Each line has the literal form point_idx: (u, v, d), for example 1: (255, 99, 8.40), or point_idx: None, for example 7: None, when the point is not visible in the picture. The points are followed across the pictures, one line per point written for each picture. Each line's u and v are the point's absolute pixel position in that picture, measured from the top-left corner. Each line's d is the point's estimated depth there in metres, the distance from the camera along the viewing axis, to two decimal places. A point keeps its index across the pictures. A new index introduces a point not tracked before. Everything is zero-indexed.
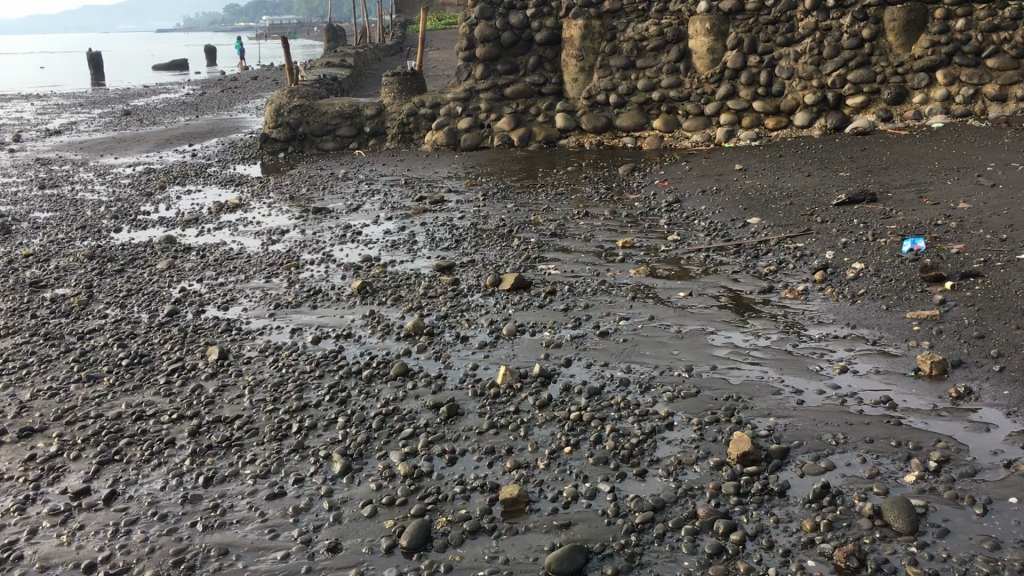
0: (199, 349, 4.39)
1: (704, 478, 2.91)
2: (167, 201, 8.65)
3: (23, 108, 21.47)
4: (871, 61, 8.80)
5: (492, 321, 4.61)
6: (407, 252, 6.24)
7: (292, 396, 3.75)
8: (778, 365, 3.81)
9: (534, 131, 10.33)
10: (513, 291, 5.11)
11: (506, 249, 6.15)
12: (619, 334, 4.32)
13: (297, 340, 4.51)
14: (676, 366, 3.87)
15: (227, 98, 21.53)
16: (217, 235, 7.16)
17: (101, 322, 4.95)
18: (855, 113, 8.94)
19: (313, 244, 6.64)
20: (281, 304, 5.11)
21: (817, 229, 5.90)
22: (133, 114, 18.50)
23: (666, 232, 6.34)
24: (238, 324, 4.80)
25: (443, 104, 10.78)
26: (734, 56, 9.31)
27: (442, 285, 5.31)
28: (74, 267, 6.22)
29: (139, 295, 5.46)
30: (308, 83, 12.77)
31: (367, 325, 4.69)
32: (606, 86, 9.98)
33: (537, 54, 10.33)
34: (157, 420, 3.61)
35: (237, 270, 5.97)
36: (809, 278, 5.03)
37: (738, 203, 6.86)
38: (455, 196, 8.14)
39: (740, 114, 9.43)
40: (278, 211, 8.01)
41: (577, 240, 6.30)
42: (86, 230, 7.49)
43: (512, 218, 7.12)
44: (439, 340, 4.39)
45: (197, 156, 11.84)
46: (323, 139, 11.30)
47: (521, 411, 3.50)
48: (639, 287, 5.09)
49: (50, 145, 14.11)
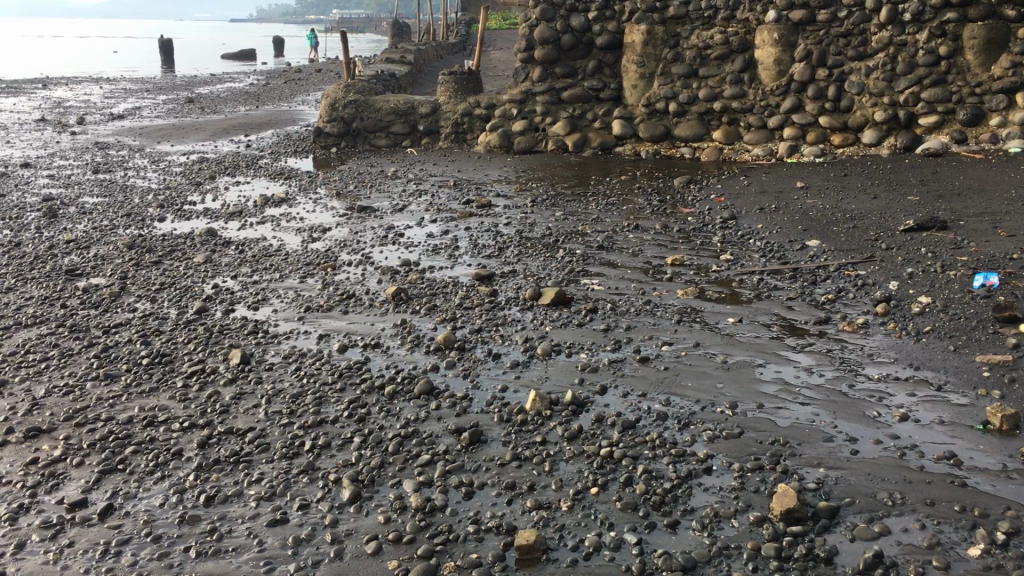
0: (221, 352, 4.24)
1: (741, 535, 2.65)
2: (214, 192, 8.59)
3: (91, 91, 21.81)
4: (947, 79, 8.37)
5: (526, 338, 4.37)
6: (448, 258, 6.04)
7: (309, 410, 3.57)
8: (831, 408, 3.51)
9: (589, 137, 10.07)
10: (552, 307, 4.87)
11: (550, 261, 5.91)
12: (660, 361, 4.05)
13: (323, 347, 4.33)
14: (719, 402, 3.58)
15: (289, 89, 21.64)
16: (259, 230, 7.05)
17: (129, 316, 4.83)
18: (927, 132, 8.52)
19: (353, 244, 6.48)
20: (312, 308, 4.94)
21: (881, 256, 5.57)
22: (196, 102, 18.64)
23: (719, 250, 6.04)
24: (265, 327, 4.64)
25: (498, 106, 10.58)
26: (801, 69, 8.95)
27: (480, 296, 5.10)
28: (112, 256, 6.14)
29: (172, 289, 5.34)
30: (365, 78, 12.65)
31: (397, 335, 4.50)
32: (667, 94, 9.69)
33: (597, 58, 10.04)
34: (168, 427, 3.45)
35: (273, 268, 5.83)
36: (870, 309, 4.70)
37: (797, 223, 6.54)
38: (503, 201, 7.93)
39: (804, 129, 9.07)
40: (323, 208, 7.88)
41: (624, 254, 6.04)
42: (131, 218, 7.44)
43: (560, 227, 6.88)
44: (469, 356, 4.17)
45: (251, 146, 11.80)
46: (376, 135, 11.19)
47: (548, 443, 3.26)
48: (685, 309, 4.81)
49: (111, 128, 14.24)
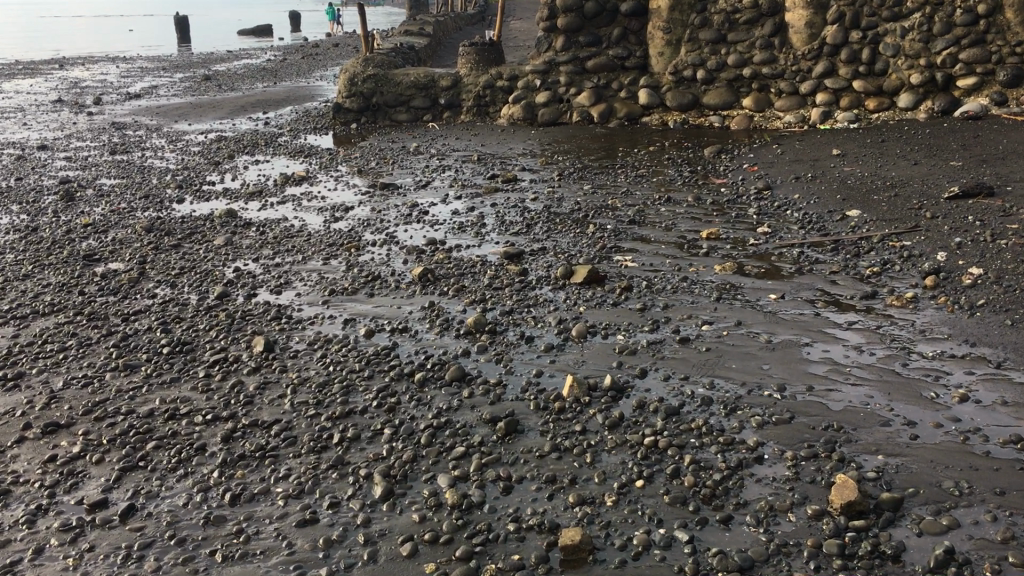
0: (244, 339, 4.10)
1: (801, 531, 2.47)
2: (233, 171, 8.45)
3: (108, 70, 21.76)
4: (986, 39, 8.06)
5: (560, 320, 4.20)
6: (474, 235, 5.87)
7: (337, 401, 3.42)
8: (885, 389, 3.31)
9: (615, 107, 9.84)
10: (585, 285, 4.71)
11: (580, 237, 5.73)
12: (700, 342, 3.87)
13: (349, 333, 4.19)
14: (766, 385, 3.40)
15: (307, 64, 21.47)
16: (279, 210, 6.91)
17: (149, 303, 4.71)
18: (966, 95, 8.22)
19: (376, 223, 6.32)
20: (337, 291, 4.80)
21: (925, 225, 5.33)
22: (213, 79, 18.50)
23: (756, 223, 5.83)
24: (289, 311, 4.50)
25: (521, 77, 10.35)
26: (834, 32, 8.66)
27: (509, 275, 4.93)
28: (130, 240, 6.02)
29: (191, 274, 5.21)
30: (384, 51, 12.43)
31: (425, 318, 4.34)
32: (694, 61, 9.43)
33: (622, 26, 9.77)
34: (191, 421, 3.32)
35: (295, 250, 5.68)
36: (919, 282, 4.48)
37: (836, 192, 6.31)
38: (528, 175, 7.74)
39: (838, 94, 8.78)
40: (344, 186, 7.72)
41: (656, 229, 5.84)
42: (149, 199, 7.32)
43: (588, 201, 6.69)
44: (501, 340, 4.01)
45: (270, 124, 11.65)
46: (396, 110, 11.00)
47: (588, 432, 3.10)
48: (724, 286, 4.62)
49: (129, 108, 14.13)
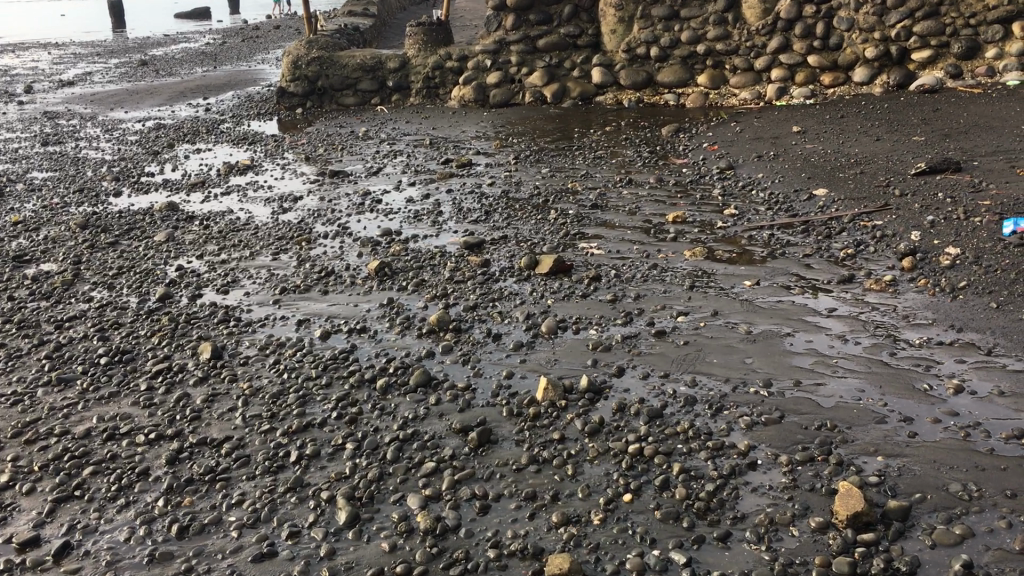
0: (189, 345, 3.80)
1: (805, 547, 2.28)
2: (174, 161, 8.05)
3: (40, 56, 20.94)
4: (940, 11, 7.95)
5: (528, 315, 3.97)
6: (431, 224, 5.61)
7: (293, 412, 3.16)
8: (876, 383, 3.14)
9: (569, 87, 9.61)
10: (551, 276, 4.49)
11: (541, 223, 5.50)
12: (678, 336, 3.67)
13: (303, 335, 3.91)
14: (751, 381, 3.21)
15: (249, 48, 20.90)
16: (224, 201, 6.56)
17: (84, 308, 4.37)
18: (921, 68, 8.13)
19: (328, 214, 6.02)
20: (288, 289, 4.50)
21: (896, 203, 5.18)
22: (150, 64, 17.86)
23: (722, 204, 5.65)
24: (237, 313, 4.21)
25: (471, 57, 10.06)
26: (788, 6, 8.50)
27: (470, 268, 4.69)
28: (64, 238, 5.64)
29: (131, 274, 4.87)
30: (328, 33, 12.03)
31: (384, 317, 4.08)
32: (647, 39, 9.22)
33: (573, 4, 9.54)
34: (132, 441, 3.03)
35: (242, 244, 5.37)
36: (896, 264, 4.33)
37: (800, 171, 6.16)
38: (484, 159, 7.48)
39: (793, 69, 8.64)
40: (292, 174, 7.39)
41: (620, 213, 5.64)
42: (84, 193, 6.91)
43: (548, 185, 6.45)
44: (467, 339, 3.77)
45: (212, 110, 11.20)
46: (343, 94, 10.65)
47: (567, 440, 2.88)
48: (695, 273, 4.43)
49: (61, 96, 13.54)
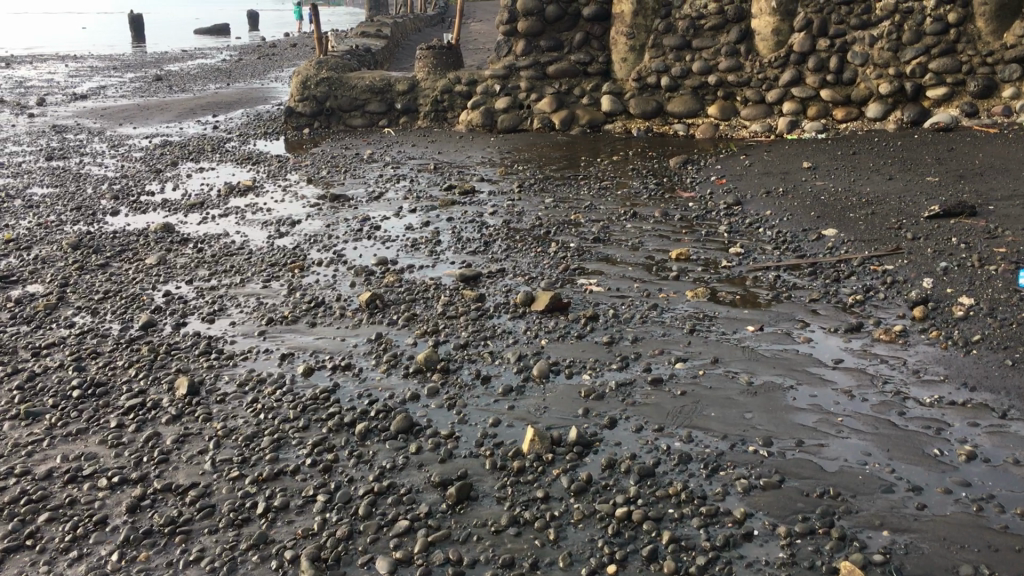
0: (166, 378, 3.65)
1: None
2: (175, 180, 7.94)
3: (56, 68, 21.00)
4: (957, 48, 7.79)
5: (520, 356, 3.81)
6: (428, 254, 5.47)
7: (266, 458, 3.00)
8: (882, 446, 2.97)
9: (577, 114, 9.49)
10: (547, 313, 4.33)
11: (541, 257, 5.35)
12: (675, 385, 3.50)
13: (286, 370, 3.76)
14: (750, 439, 3.04)
15: (262, 65, 20.91)
16: (221, 224, 6.43)
17: (64, 334, 4.22)
18: (936, 106, 7.97)
19: (324, 240, 5.88)
20: (275, 320, 4.35)
21: (907, 247, 5.02)
22: (165, 79, 17.84)
23: (727, 242, 5.50)
24: (220, 344, 4.05)
25: (480, 82, 9.96)
26: (801, 39, 8.38)
27: (465, 302, 4.53)
28: (54, 258, 5.51)
29: (117, 298, 4.73)
30: (339, 53, 11.96)
31: (371, 353, 3.92)
32: (658, 68, 9.11)
33: (584, 31, 9.44)
34: (94, 485, 2.88)
35: (234, 270, 5.23)
36: (906, 313, 4.16)
37: (810, 208, 6.01)
38: (488, 186, 7.34)
39: (805, 103, 8.51)
40: (293, 196, 7.26)
41: (623, 248, 5.48)
42: (80, 211, 6.80)
43: (551, 216, 6.31)
44: (455, 380, 3.61)
45: (219, 128, 11.11)
46: (351, 115, 10.55)
47: (551, 499, 2.72)
48: (696, 316, 4.27)
49: (72, 109, 13.49)
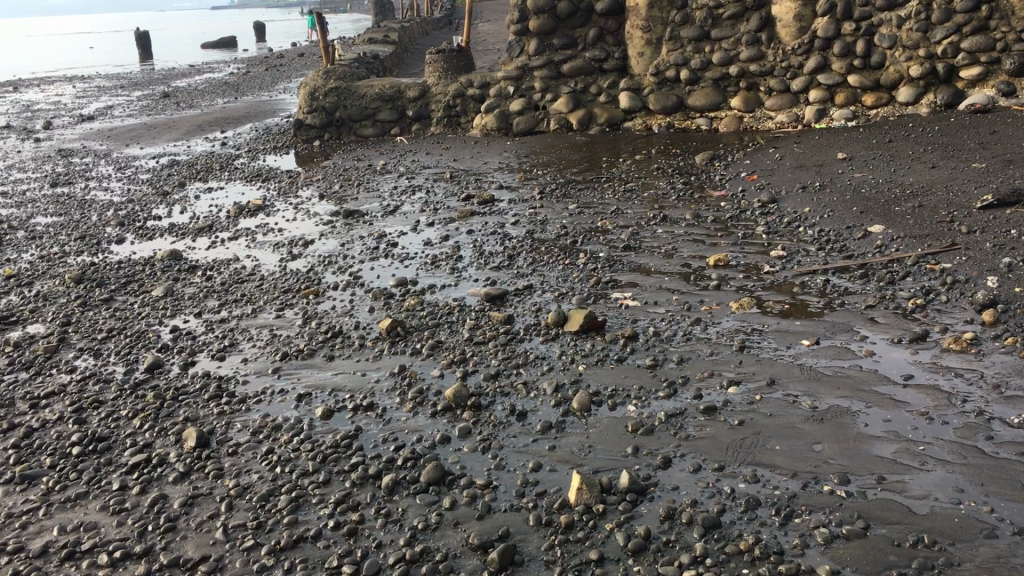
0: (173, 430, 3.36)
1: None
2: (182, 202, 7.67)
3: (63, 90, 20.87)
4: (990, 25, 7.36)
5: (556, 386, 3.49)
6: (449, 272, 5.16)
7: (284, 522, 2.70)
8: (975, 480, 2.62)
9: (595, 113, 9.17)
10: (582, 334, 4.02)
11: (569, 269, 5.03)
12: (730, 414, 3.17)
13: (303, 413, 3.46)
14: (823, 478, 2.71)
15: (271, 76, 20.69)
16: (230, 247, 6.15)
17: (65, 380, 3.94)
18: (971, 86, 7.54)
19: (339, 261, 5.58)
20: (289, 355, 4.05)
21: (963, 242, 4.66)
22: (172, 96, 17.64)
23: (767, 244, 5.16)
24: (231, 386, 3.76)
25: (493, 84, 9.65)
26: (825, 24, 8.01)
27: (492, 326, 4.22)
28: (56, 294, 5.24)
29: (121, 337, 4.46)
30: (346, 62, 11.67)
31: (394, 389, 3.61)
32: (677, 61, 8.76)
33: (598, 26, 9.10)
34: (94, 562, 2.60)
35: (245, 298, 4.94)
36: (973, 318, 3.81)
37: (851, 203, 5.66)
38: (507, 194, 7.02)
39: (833, 89, 8.14)
40: (305, 214, 6.98)
41: (655, 255, 5.16)
42: (85, 241, 6.54)
43: (576, 224, 5.98)
44: (487, 418, 3.30)
45: (227, 144, 10.86)
46: (362, 124, 10.27)
47: (606, 562, 2.40)
48: (745, 330, 3.95)
49: (78, 132, 13.29)
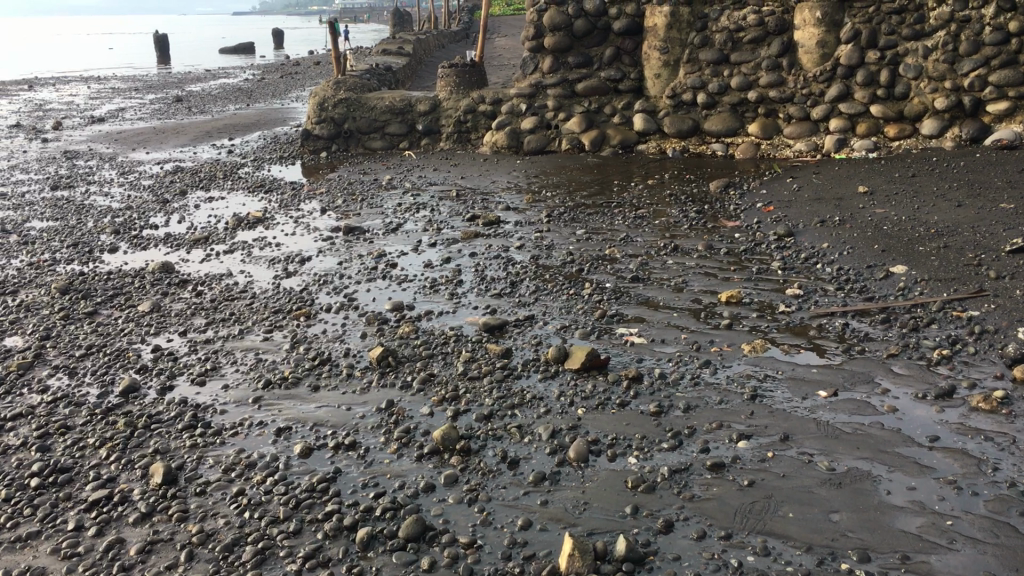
0: (140, 464, 3.13)
1: None
2: (181, 212, 7.48)
3: (76, 90, 20.78)
4: (1019, 59, 7.14)
5: (553, 432, 3.25)
6: (448, 298, 4.93)
7: None
8: (1009, 564, 2.37)
9: (608, 134, 8.95)
10: (583, 373, 3.78)
11: (573, 300, 4.80)
12: (740, 473, 2.93)
13: (280, 450, 3.22)
14: (841, 554, 2.47)
15: (284, 84, 20.57)
16: (224, 261, 5.93)
17: (34, 402, 3.72)
18: (998, 121, 7.30)
19: (335, 281, 5.36)
20: (272, 383, 3.82)
21: (992, 288, 4.41)
22: (185, 100, 17.52)
23: (783, 280, 4.92)
24: (208, 415, 3.53)
25: (505, 101, 9.46)
26: (848, 52, 7.79)
27: (489, 359, 3.98)
28: (39, 305, 5.03)
29: (99, 355, 4.23)
30: (358, 73, 11.49)
31: (380, 427, 3.37)
32: (695, 84, 8.55)
33: (615, 45, 8.90)
34: None
35: (233, 318, 4.72)
36: (1003, 373, 3.56)
37: (872, 240, 5.42)
38: (514, 216, 6.80)
39: (854, 120, 7.90)
40: (305, 228, 6.77)
41: (664, 288, 4.92)
42: (76, 249, 6.33)
43: (584, 251, 5.76)
44: (477, 465, 3.06)
45: (233, 152, 10.68)
46: (370, 137, 10.07)
47: None
48: (757, 376, 3.70)
49: (86, 134, 13.14)
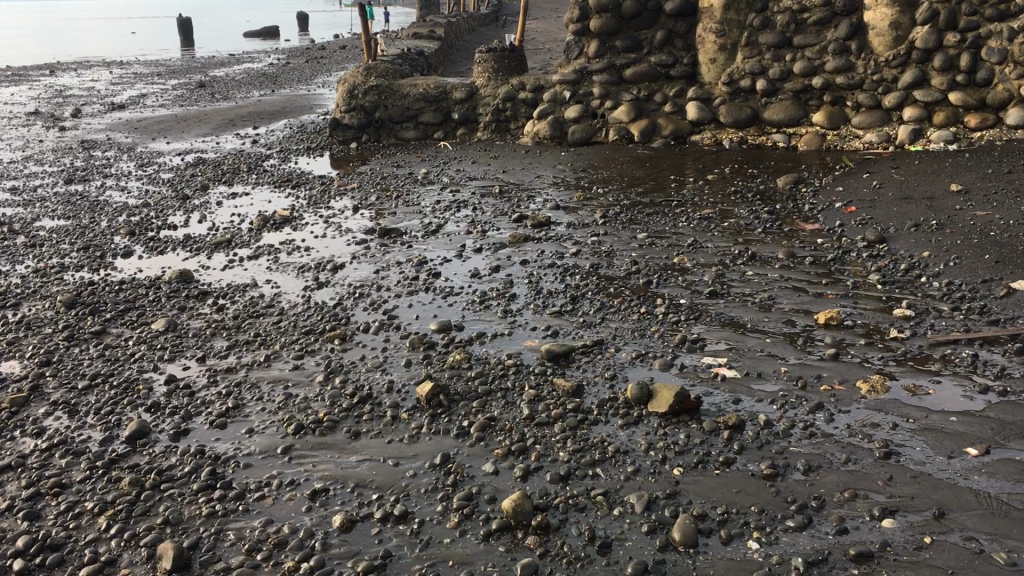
0: (148, 541, 2.57)
1: None
2: (202, 209, 6.93)
3: (97, 76, 20.26)
4: None
5: (648, 503, 2.65)
6: (501, 316, 4.34)
7: None
8: None
9: (659, 123, 8.29)
10: (671, 420, 3.17)
11: (645, 320, 4.19)
12: (895, 567, 2.32)
13: (315, 522, 2.65)
14: None
15: (310, 69, 20.02)
16: (249, 269, 5.37)
17: (26, 450, 3.18)
18: None
19: (371, 293, 4.78)
20: (305, 428, 3.25)
21: None
22: (208, 87, 16.95)
23: (886, 298, 4.28)
24: (229, 470, 2.96)
25: (547, 88, 8.82)
26: (924, 34, 7.09)
27: (558, 399, 3.39)
28: (42, 322, 4.50)
29: (105, 387, 3.68)
30: (389, 58, 10.87)
31: (435, 490, 2.79)
32: (754, 69, 7.88)
33: (666, 28, 8.24)
34: None
35: (259, 340, 4.15)
36: None
37: (979, 249, 4.76)
38: (565, 216, 6.19)
39: (930, 108, 7.19)
40: (336, 229, 6.20)
41: (749, 306, 4.30)
42: (88, 252, 5.80)
43: (649, 258, 5.14)
44: (558, 548, 2.47)
45: (258, 142, 10.13)
46: (403, 127, 9.47)
47: None
48: (883, 426, 3.08)
49: (106, 122, 12.62)
